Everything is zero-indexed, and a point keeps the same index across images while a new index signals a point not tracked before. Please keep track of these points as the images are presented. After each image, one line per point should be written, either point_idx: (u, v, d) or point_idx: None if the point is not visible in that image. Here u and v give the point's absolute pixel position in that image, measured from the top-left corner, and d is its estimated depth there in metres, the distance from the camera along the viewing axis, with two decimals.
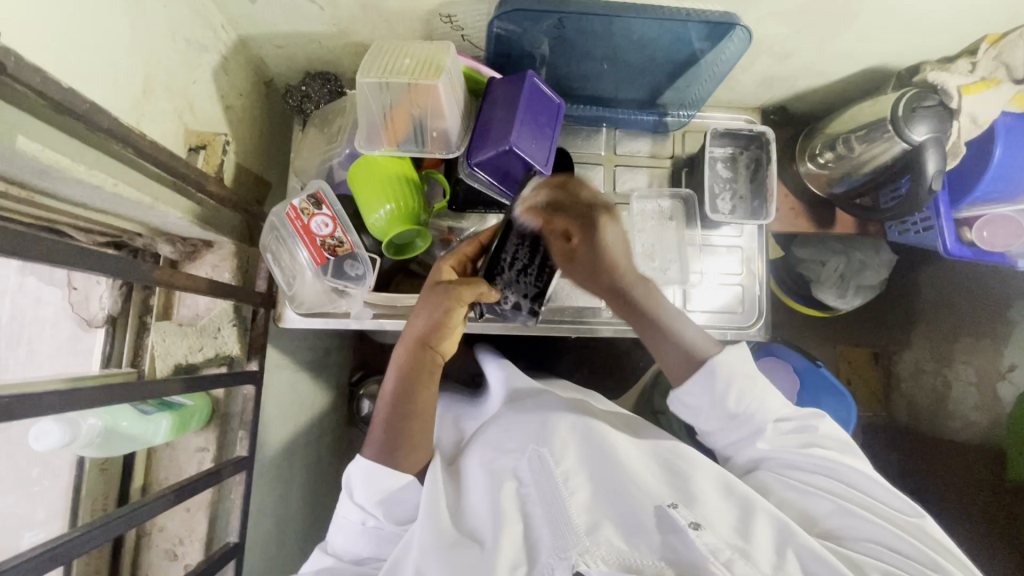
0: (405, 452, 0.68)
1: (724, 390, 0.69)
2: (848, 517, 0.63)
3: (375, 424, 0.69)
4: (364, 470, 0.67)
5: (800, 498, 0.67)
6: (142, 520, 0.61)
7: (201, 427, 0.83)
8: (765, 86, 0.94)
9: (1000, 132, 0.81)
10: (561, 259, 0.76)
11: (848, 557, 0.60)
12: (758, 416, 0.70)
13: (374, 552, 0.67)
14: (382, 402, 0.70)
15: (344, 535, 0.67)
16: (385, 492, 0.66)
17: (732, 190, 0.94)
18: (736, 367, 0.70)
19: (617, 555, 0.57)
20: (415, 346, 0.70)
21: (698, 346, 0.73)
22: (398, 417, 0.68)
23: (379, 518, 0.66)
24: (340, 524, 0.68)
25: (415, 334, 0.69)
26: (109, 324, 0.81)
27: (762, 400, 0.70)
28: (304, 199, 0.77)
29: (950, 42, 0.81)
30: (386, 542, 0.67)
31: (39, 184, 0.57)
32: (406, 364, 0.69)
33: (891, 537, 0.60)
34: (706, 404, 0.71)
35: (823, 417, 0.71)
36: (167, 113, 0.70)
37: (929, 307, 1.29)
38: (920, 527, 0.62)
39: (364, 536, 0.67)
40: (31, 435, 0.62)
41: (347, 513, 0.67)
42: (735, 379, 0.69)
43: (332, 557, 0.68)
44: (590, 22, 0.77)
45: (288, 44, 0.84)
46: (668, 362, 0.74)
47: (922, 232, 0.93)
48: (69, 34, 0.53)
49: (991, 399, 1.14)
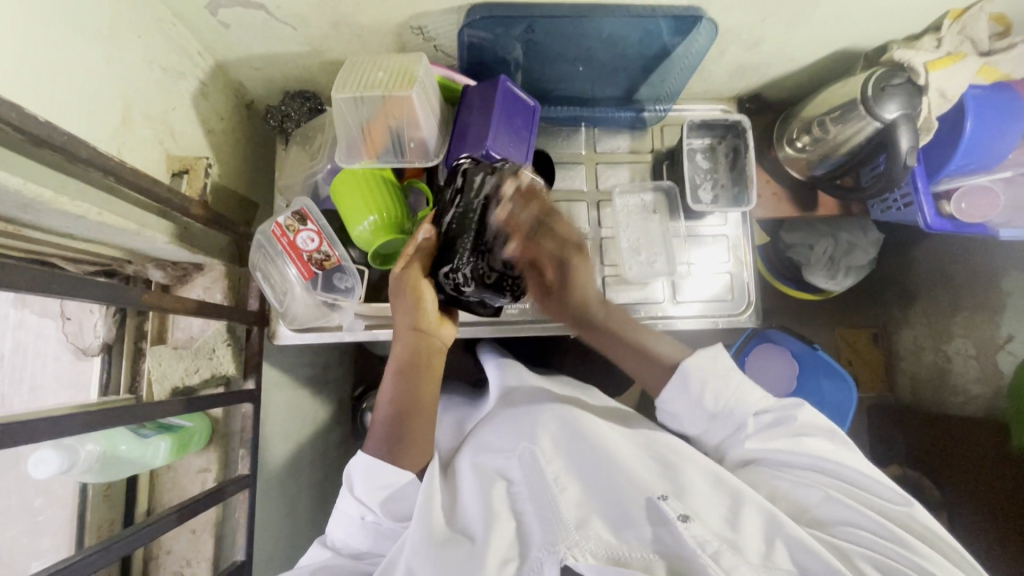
0: (408, 446, 0.69)
1: (701, 391, 0.69)
2: (836, 505, 0.64)
3: (376, 424, 0.70)
4: (365, 464, 0.67)
5: (793, 489, 0.68)
6: (148, 540, 0.62)
7: (201, 448, 0.83)
8: (738, 75, 0.95)
9: (970, 106, 0.82)
10: (540, 293, 0.81)
11: (837, 548, 0.61)
12: (737, 412, 0.70)
13: (371, 546, 0.68)
14: (382, 404, 0.71)
15: (344, 528, 0.68)
16: (385, 487, 0.66)
17: (714, 179, 0.96)
18: (711, 366, 0.70)
19: (605, 548, 0.59)
20: (410, 336, 0.74)
21: (671, 355, 0.75)
22: (402, 409, 0.70)
23: (377, 513, 0.67)
24: (340, 518, 0.69)
25: (407, 323, 0.73)
26: (105, 351, 0.83)
27: (738, 395, 0.69)
28: (289, 216, 0.78)
29: (914, 21, 0.82)
30: (382, 536, 0.68)
31: (24, 218, 0.59)
32: (405, 355, 0.73)
33: (870, 523, 0.61)
34: (686, 407, 0.72)
35: (804, 405, 0.69)
36: (148, 140, 0.71)
37: (923, 283, 1.29)
38: (908, 515, 0.62)
39: (364, 530, 0.68)
40: (30, 462, 0.63)
41: (346, 507, 0.68)
42: (709, 380, 0.69)
43: (332, 549, 0.69)
44: (560, 25, 0.78)
45: (265, 66, 0.85)
46: (646, 378, 0.76)
47: (903, 208, 0.93)
48: (45, 69, 0.55)
49: (991, 371, 1.14)
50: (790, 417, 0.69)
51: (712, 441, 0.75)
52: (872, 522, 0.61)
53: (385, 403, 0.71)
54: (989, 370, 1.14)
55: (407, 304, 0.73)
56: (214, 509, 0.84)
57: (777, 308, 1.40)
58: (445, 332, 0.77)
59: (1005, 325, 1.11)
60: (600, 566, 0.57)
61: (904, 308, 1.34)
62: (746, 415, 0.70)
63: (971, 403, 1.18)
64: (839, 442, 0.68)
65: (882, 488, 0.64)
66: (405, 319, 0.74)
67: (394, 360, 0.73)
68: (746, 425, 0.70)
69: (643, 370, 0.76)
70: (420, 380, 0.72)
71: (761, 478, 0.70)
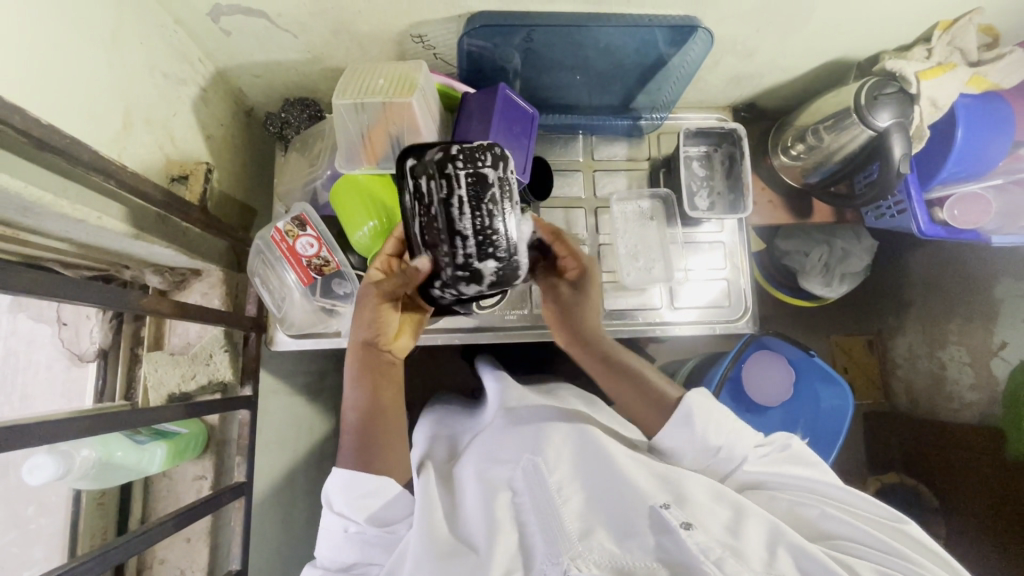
0: (377, 455, 0.69)
1: (703, 427, 0.70)
2: (830, 520, 0.64)
3: (344, 434, 0.71)
4: (345, 476, 0.67)
5: (791, 507, 0.68)
6: (141, 549, 0.61)
7: (197, 456, 0.82)
8: (733, 85, 0.97)
9: (961, 114, 0.84)
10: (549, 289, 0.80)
11: (840, 558, 0.60)
12: (738, 448, 0.71)
13: (360, 556, 0.66)
14: (349, 413, 0.72)
15: (329, 545, 0.67)
16: (365, 495, 0.66)
17: (710, 187, 0.97)
18: (706, 403, 0.71)
19: (609, 557, 0.58)
20: (362, 350, 0.72)
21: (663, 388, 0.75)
22: (363, 422, 0.70)
23: (360, 523, 0.66)
24: (326, 534, 0.67)
25: (358, 340, 0.71)
26: (101, 358, 0.83)
27: (733, 436, 0.71)
28: (288, 221, 0.78)
29: (904, 32, 0.83)
30: (373, 547, 0.66)
31: (24, 221, 0.58)
32: (357, 367, 0.72)
33: (868, 536, 0.61)
34: (689, 447, 0.71)
35: (795, 437, 0.73)
36: (149, 145, 0.71)
37: (916, 291, 1.31)
38: (905, 532, 0.63)
39: (349, 544, 0.66)
40: (24, 469, 0.62)
41: (330, 523, 0.67)
42: (710, 417, 0.70)
43: (321, 568, 0.67)
44: (558, 35, 0.80)
45: (265, 73, 0.86)
46: (636, 407, 0.76)
47: (897, 215, 0.94)
48: (48, 74, 0.55)
49: (987, 378, 1.15)
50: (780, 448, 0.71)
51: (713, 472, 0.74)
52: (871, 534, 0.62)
53: (350, 412, 0.72)
54: (983, 376, 1.15)
55: (364, 319, 0.71)
56: (209, 517, 0.83)
57: (773, 316, 1.41)
58: (400, 344, 0.75)
59: (999, 332, 1.13)
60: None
61: (898, 316, 1.36)
62: (748, 450, 0.71)
63: (967, 410, 1.18)
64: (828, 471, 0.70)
65: (878, 508, 0.65)
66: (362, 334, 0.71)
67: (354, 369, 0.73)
68: (747, 457, 0.71)
69: (635, 400, 0.75)
70: (382, 387, 0.72)
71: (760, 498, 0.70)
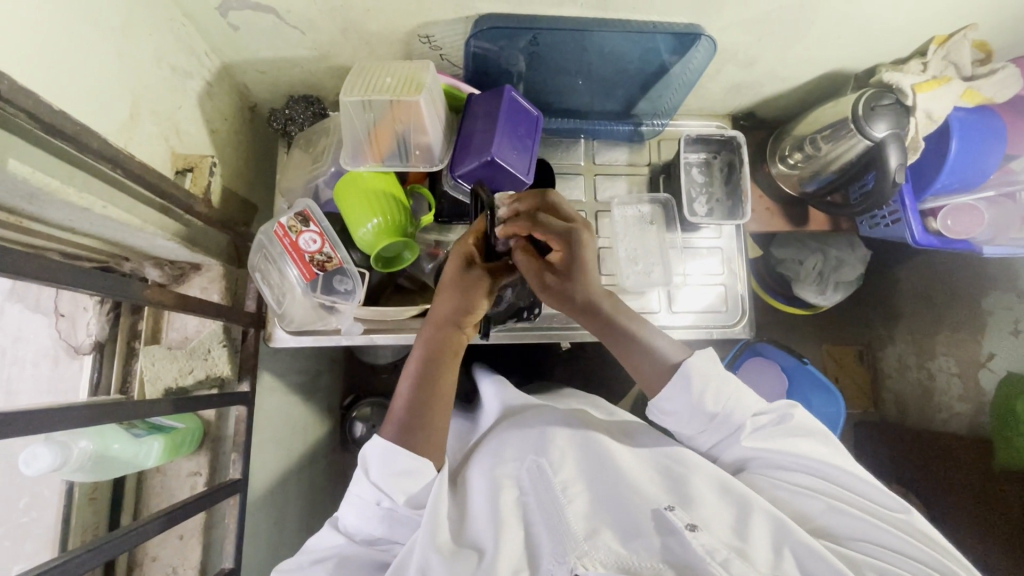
0: (424, 432, 0.68)
1: (702, 390, 0.69)
2: (841, 516, 0.65)
3: (396, 406, 0.69)
4: (381, 449, 0.65)
5: (791, 498, 0.68)
6: (133, 544, 0.60)
7: (192, 451, 0.81)
8: (733, 93, 0.98)
9: (955, 126, 0.86)
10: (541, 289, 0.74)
11: (846, 556, 0.62)
12: (737, 415, 0.70)
13: (386, 534, 0.66)
14: (405, 382, 0.71)
15: (357, 514, 0.65)
16: (403, 473, 0.65)
17: (709, 193, 0.98)
18: (709, 369, 0.70)
19: (615, 558, 0.59)
20: (440, 329, 0.72)
21: (667, 352, 0.73)
22: (424, 394, 0.69)
23: (394, 499, 0.64)
24: (354, 501, 0.66)
25: (447, 317, 0.72)
26: (97, 350, 0.82)
27: (733, 400, 0.70)
28: (292, 216, 0.77)
29: (900, 46, 0.86)
30: (399, 525, 0.65)
31: (27, 208, 0.58)
32: (431, 342, 0.72)
33: (885, 538, 0.63)
34: (686, 410, 0.70)
35: (796, 407, 0.72)
36: (154, 137, 0.71)
37: (907, 302, 1.33)
38: (909, 522, 0.63)
39: (378, 517, 0.65)
40: (23, 458, 0.62)
41: (361, 491, 0.65)
42: (711, 381, 0.70)
43: (344, 536, 0.66)
44: (563, 39, 0.80)
45: (271, 70, 0.86)
46: (641, 371, 0.73)
47: (891, 225, 0.96)
48: (57, 61, 0.55)
49: (975, 389, 1.16)
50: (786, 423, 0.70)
51: (707, 446, 0.75)
52: (879, 532, 0.63)
53: (406, 383, 0.70)
54: (971, 386, 1.17)
55: (453, 298, 0.73)
56: (203, 514, 0.82)
57: (766, 324, 1.43)
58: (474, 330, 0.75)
59: (986, 343, 1.14)
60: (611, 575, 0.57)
61: (889, 326, 1.38)
62: (745, 417, 0.70)
63: (955, 419, 1.20)
64: (830, 448, 0.69)
65: (882, 494, 0.66)
66: (446, 311, 0.73)
67: (424, 341, 0.73)
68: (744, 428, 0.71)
69: (638, 360, 0.73)
70: (446, 370, 0.71)
71: (760, 487, 0.70)
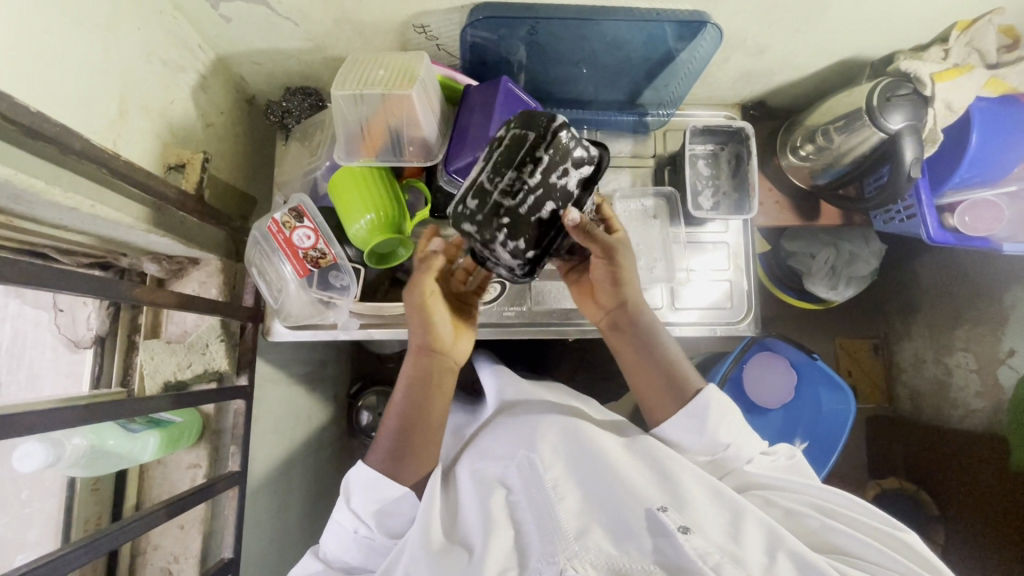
0: (409, 461, 0.69)
1: (716, 423, 0.70)
2: (835, 533, 0.64)
3: (383, 432, 0.71)
4: (366, 475, 0.67)
5: (790, 518, 0.66)
6: (132, 536, 0.61)
7: (192, 444, 0.83)
8: (743, 82, 0.95)
9: (976, 118, 0.81)
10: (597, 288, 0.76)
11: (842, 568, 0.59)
12: (745, 450, 0.72)
13: (361, 562, 0.66)
14: (390, 413, 0.71)
15: (338, 542, 0.67)
16: (383, 499, 0.66)
17: (715, 186, 0.95)
18: (724, 400, 0.72)
19: (605, 559, 0.58)
20: (420, 356, 0.72)
21: (683, 377, 0.75)
22: (408, 424, 0.70)
23: (372, 527, 0.66)
24: (334, 530, 0.67)
25: (418, 344, 0.71)
26: (97, 344, 0.83)
27: (742, 435, 0.72)
28: (286, 212, 0.77)
29: (920, 31, 0.81)
30: (376, 553, 0.66)
31: (16, 208, 0.58)
32: (412, 370, 0.72)
33: (870, 550, 0.61)
34: (696, 441, 0.71)
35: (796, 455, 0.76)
36: (145, 132, 0.71)
37: (924, 297, 1.28)
38: (905, 543, 0.63)
39: (355, 544, 0.66)
40: (15, 456, 0.63)
41: (341, 519, 0.67)
42: (725, 411, 0.71)
43: (322, 563, 0.67)
44: (564, 28, 0.78)
45: (266, 61, 0.85)
46: (652, 395, 0.75)
47: (906, 220, 0.92)
48: (42, 62, 0.54)
49: (993, 385, 1.12)
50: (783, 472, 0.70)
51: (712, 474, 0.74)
52: (872, 549, 0.61)
53: (390, 414, 0.71)
54: (989, 384, 1.13)
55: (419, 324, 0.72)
56: (204, 505, 0.83)
57: (777, 316, 1.39)
58: (455, 347, 0.74)
59: (1006, 339, 1.10)
60: None
61: (907, 321, 1.33)
62: (753, 453, 0.72)
63: (972, 417, 1.16)
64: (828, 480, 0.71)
65: (871, 513, 0.66)
66: (418, 337, 0.72)
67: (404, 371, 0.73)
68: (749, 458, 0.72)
69: (654, 387, 0.75)
70: (427, 396, 0.71)
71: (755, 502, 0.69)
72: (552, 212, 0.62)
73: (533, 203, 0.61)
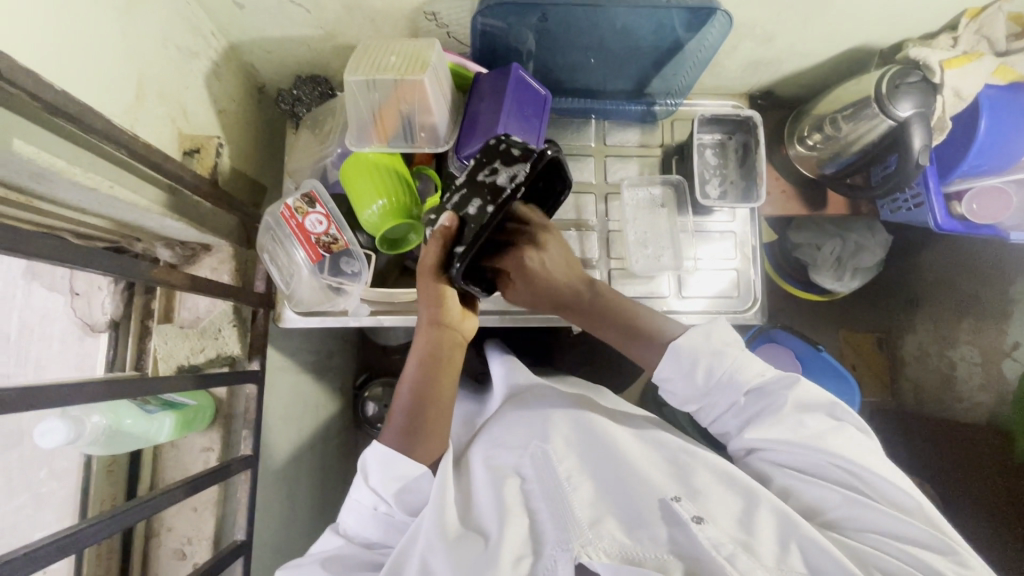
0: (423, 440, 0.68)
1: (693, 367, 0.69)
2: (858, 508, 0.62)
3: (395, 412, 0.69)
4: (381, 453, 0.66)
5: (804, 489, 0.65)
6: (149, 513, 0.62)
7: (205, 427, 0.84)
8: (751, 71, 0.95)
9: (984, 105, 0.82)
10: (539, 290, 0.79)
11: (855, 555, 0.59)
12: (731, 391, 0.69)
13: (382, 537, 0.68)
14: (403, 391, 0.70)
15: (356, 518, 0.67)
16: (399, 478, 0.66)
17: (722, 175, 0.96)
18: (700, 344, 0.70)
19: (620, 548, 0.58)
20: (428, 330, 0.72)
21: (653, 325, 0.74)
22: (422, 399, 0.69)
23: (390, 503, 0.66)
24: (353, 506, 0.67)
25: (431, 317, 0.71)
26: (112, 328, 0.84)
27: (727, 377, 0.68)
28: (298, 198, 0.78)
29: (928, 19, 0.82)
30: (394, 528, 0.67)
31: (36, 188, 0.59)
32: (425, 346, 0.71)
33: (888, 525, 0.60)
34: (682, 386, 0.71)
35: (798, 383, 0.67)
36: (161, 117, 0.71)
37: (929, 289, 1.29)
38: (918, 512, 0.61)
39: (375, 521, 0.67)
40: (38, 432, 0.64)
41: (360, 496, 0.67)
42: (701, 356, 0.69)
43: (344, 537, 0.68)
44: (574, 15, 0.78)
45: (278, 49, 0.86)
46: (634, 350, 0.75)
47: (913, 209, 0.93)
48: (64, 43, 0.55)
49: (997, 377, 1.13)
50: (781, 398, 0.67)
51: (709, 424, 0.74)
52: (892, 524, 0.60)
53: (403, 390, 0.70)
54: (994, 376, 1.13)
55: (430, 300, 0.71)
56: (216, 488, 0.84)
57: (783, 309, 1.40)
58: (464, 323, 0.75)
59: (1011, 332, 1.10)
60: (615, 565, 0.57)
61: (910, 314, 1.33)
62: (738, 396, 0.69)
63: (975, 410, 1.17)
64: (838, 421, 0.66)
65: (887, 484, 0.62)
66: (428, 312, 0.72)
67: (417, 348, 0.72)
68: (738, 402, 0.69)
69: (628, 341, 0.75)
70: (441, 371, 0.71)
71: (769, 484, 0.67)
72: (477, 208, 0.68)
73: (460, 200, 0.70)
